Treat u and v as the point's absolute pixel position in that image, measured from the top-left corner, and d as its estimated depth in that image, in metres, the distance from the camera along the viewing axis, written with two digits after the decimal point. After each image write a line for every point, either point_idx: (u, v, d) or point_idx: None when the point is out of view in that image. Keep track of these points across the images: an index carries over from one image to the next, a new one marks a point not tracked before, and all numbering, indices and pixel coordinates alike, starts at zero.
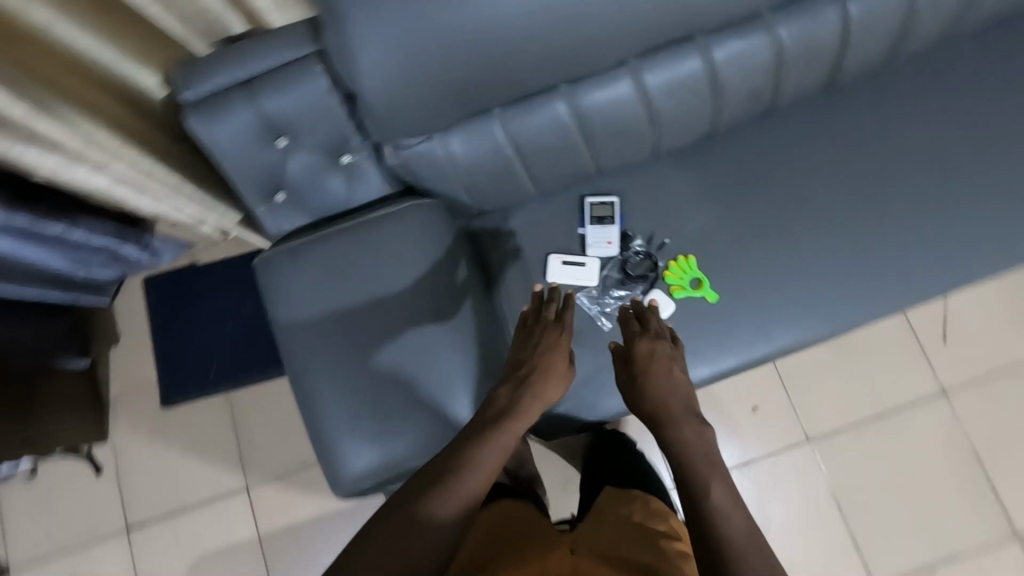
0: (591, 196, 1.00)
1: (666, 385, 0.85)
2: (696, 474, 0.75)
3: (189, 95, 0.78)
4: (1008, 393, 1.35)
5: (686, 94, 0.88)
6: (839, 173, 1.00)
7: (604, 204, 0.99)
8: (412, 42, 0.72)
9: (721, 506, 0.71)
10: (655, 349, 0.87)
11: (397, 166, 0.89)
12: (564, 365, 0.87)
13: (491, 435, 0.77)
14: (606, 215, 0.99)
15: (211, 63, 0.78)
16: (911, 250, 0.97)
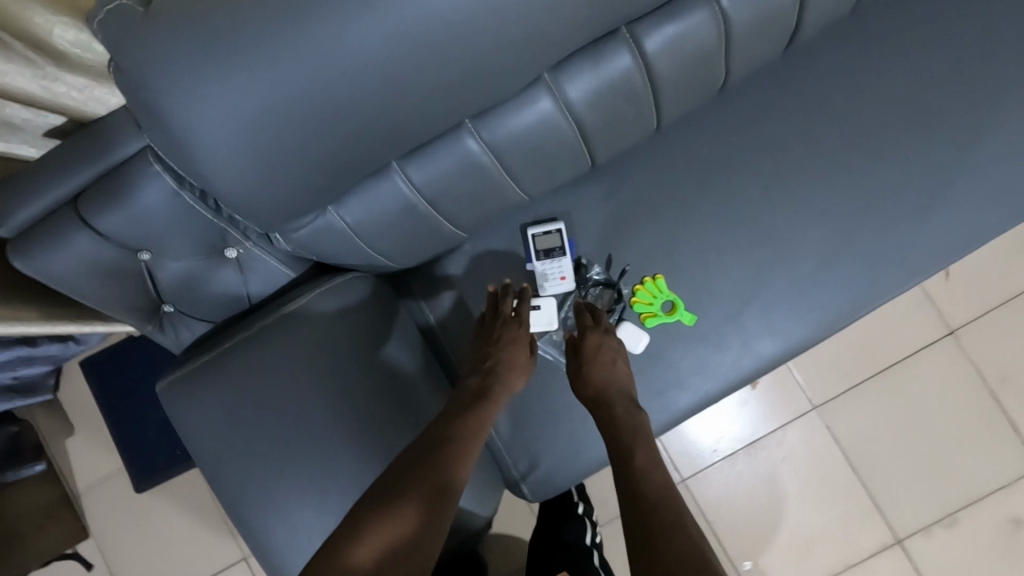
0: (534, 226, 0.86)
1: (608, 368, 0.78)
2: (621, 446, 0.70)
3: (5, 229, 0.63)
4: (1017, 321, 1.27)
5: (622, 96, 0.72)
6: (812, 147, 0.87)
7: (550, 233, 0.86)
8: (262, 123, 0.56)
9: (643, 465, 0.67)
10: (604, 341, 0.80)
11: (295, 250, 0.74)
12: (527, 356, 0.79)
13: (470, 422, 0.70)
14: (554, 245, 0.86)
15: (23, 185, 0.63)
16: (901, 224, 0.86)
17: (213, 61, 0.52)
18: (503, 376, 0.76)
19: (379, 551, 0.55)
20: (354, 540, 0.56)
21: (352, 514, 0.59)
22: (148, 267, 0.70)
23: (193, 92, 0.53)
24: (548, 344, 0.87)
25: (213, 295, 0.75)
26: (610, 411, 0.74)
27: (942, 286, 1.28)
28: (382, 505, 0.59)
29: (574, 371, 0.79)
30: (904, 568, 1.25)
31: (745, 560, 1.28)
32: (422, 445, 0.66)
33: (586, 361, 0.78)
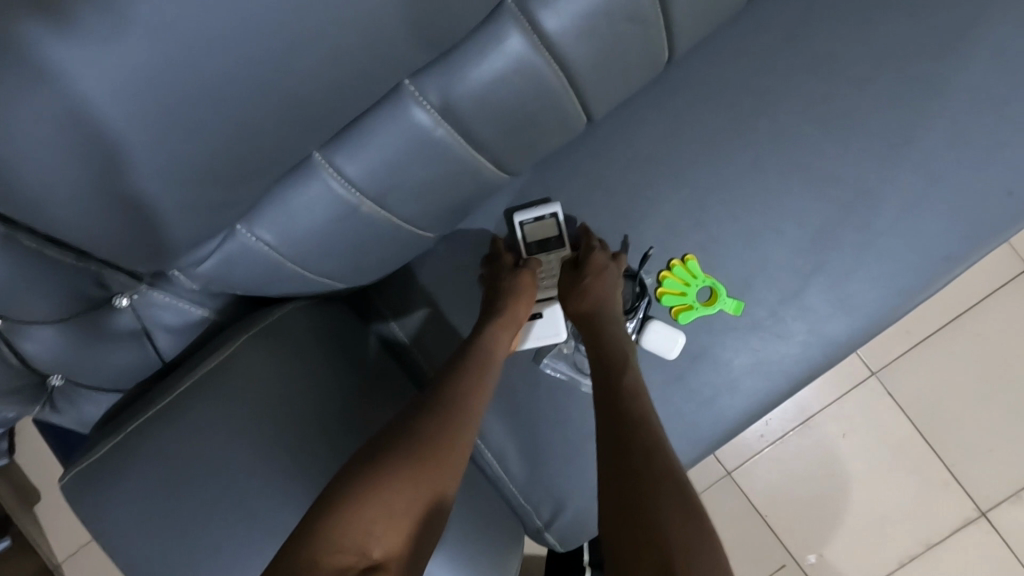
0: (522, 212, 0.68)
1: (606, 292, 0.63)
2: (612, 362, 0.58)
3: None
4: None
5: (619, 21, 0.52)
6: (868, 67, 0.67)
7: (545, 219, 0.68)
8: (89, 123, 0.37)
9: (632, 385, 0.55)
10: (606, 262, 0.64)
11: (206, 287, 0.56)
12: (529, 282, 0.66)
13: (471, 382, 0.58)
14: (550, 233, 0.69)
15: None
16: (994, 153, 0.66)
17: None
18: (500, 310, 0.64)
19: (376, 524, 0.45)
20: (348, 510, 0.44)
21: (344, 476, 0.47)
22: (7, 345, 0.52)
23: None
24: (557, 356, 0.70)
25: (111, 359, 0.57)
26: (603, 331, 0.62)
27: None
28: (379, 468, 0.47)
29: (565, 295, 0.65)
30: (992, 543, 1.09)
31: (809, 554, 1.13)
32: (421, 403, 0.55)
33: (578, 283, 0.64)
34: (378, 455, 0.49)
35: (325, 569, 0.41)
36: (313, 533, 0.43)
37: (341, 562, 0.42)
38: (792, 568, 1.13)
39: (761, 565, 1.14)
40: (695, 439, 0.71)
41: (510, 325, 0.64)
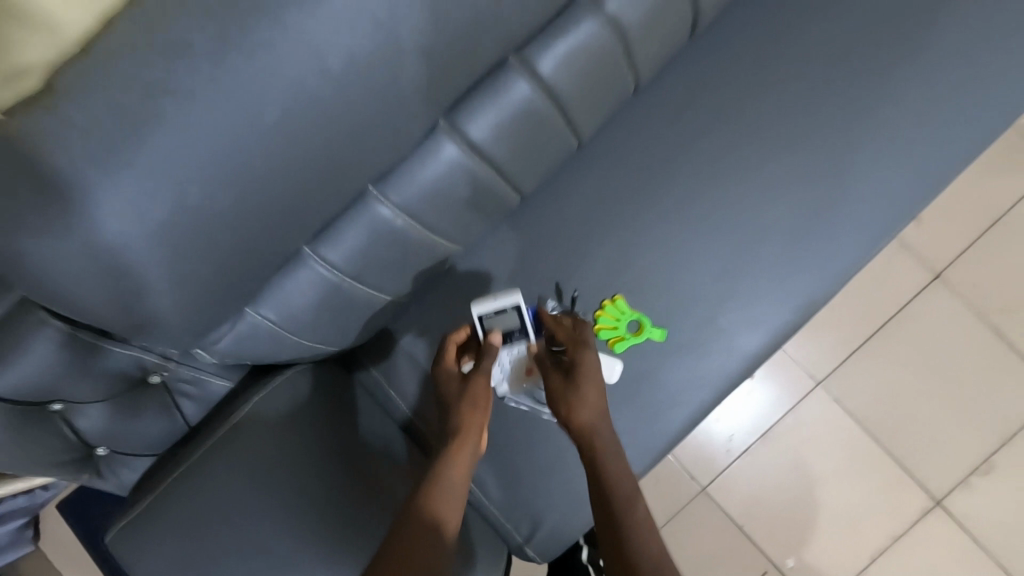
0: (480, 305, 0.73)
1: (598, 405, 0.65)
2: (623, 487, 0.62)
3: None
4: (1006, 250, 1.19)
5: (529, 126, 0.68)
6: (743, 128, 0.81)
7: (506, 311, 0.73)
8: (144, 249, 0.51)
9: (645, 519, 0.62)
10: (595, 368, 0.66)
11: (225, 359, 0.68)
12: (485, 385, 0.67)
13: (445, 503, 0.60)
14: (513, 323, 0.74)
15: None
16: (854, 188, 0.81)
17: (64, 190, 0.45)
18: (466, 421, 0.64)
19: None
20: None
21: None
22: (65, 421, 0.64)
23: (44, 228, 0.47)
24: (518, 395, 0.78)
25: (146, 427, 0.69)
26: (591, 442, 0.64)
27: (920, 230, 1.21)
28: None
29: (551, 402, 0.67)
30: (951, 529, 1.18)
31: (788, 558, 1.21)
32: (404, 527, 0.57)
33: (568, 394, 0.65)
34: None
35: None
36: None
37: None
38: (774, 574, 1.21)
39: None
40: (645, 451, 0.83)
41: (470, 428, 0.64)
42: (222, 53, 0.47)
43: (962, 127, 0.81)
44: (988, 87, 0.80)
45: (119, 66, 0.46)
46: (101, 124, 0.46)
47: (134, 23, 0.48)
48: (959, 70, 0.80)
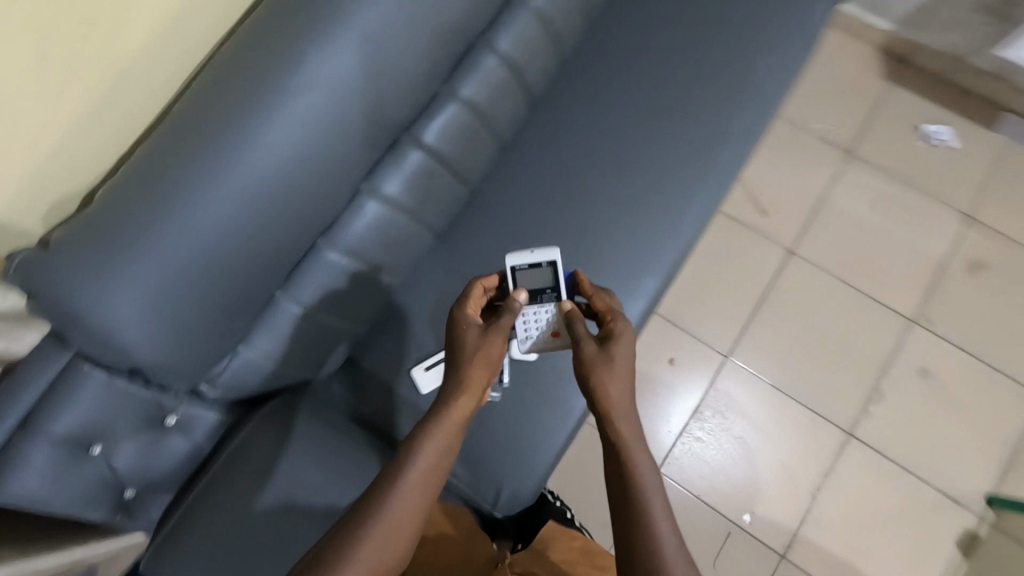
0: (520, 261, 0.92)
1: (624, 390, 0.79)
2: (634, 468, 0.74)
3: (15, 415, 0.73)
4: (832, 221, 1.52)
5: (427, 179, 0.95)
6: (589, 156, 1.09)
7: (544, 268, 0.92)
8: (174, 291, 0.74)
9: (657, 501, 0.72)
10: (625, 350, 0.82)
11: (224, 393, 0.88)
12: (499, 346, 0.81)
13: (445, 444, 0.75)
14: (546, 283, 0.93)
15: (52, 403, 0.73)
16: (680, 181, 1.09)
17: (125, 258, 0.71)
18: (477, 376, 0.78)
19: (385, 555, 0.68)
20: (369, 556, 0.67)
21: (346, 527, 0.69)
22: (104, 462, 0.79)
23: (115, 289, 0.71)
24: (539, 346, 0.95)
25: (167, 463, 0.86)
26: (617, 428, 0.77)
27: (768, 219, 1.52)
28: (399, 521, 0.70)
29: (584, 366, 0.81)
30: (865, 452, 1.38)
31: (744, 514, 1.37)
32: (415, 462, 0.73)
33: (603, 370, 0.80)
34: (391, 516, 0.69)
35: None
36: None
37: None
38: (737, 532, 1.36)
39: (712, 541, 1.36)
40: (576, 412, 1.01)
41: (477, 381, 0.78)
42: (214, 157, 0.73)
43: (742, 126, 1.11)
44: (751, 95, 1.12)
45: (153, 179, 0.73)
46: (143, 216, 0.72)
47: (155, 154, 0.74)
48: (728, 89, 1.12)
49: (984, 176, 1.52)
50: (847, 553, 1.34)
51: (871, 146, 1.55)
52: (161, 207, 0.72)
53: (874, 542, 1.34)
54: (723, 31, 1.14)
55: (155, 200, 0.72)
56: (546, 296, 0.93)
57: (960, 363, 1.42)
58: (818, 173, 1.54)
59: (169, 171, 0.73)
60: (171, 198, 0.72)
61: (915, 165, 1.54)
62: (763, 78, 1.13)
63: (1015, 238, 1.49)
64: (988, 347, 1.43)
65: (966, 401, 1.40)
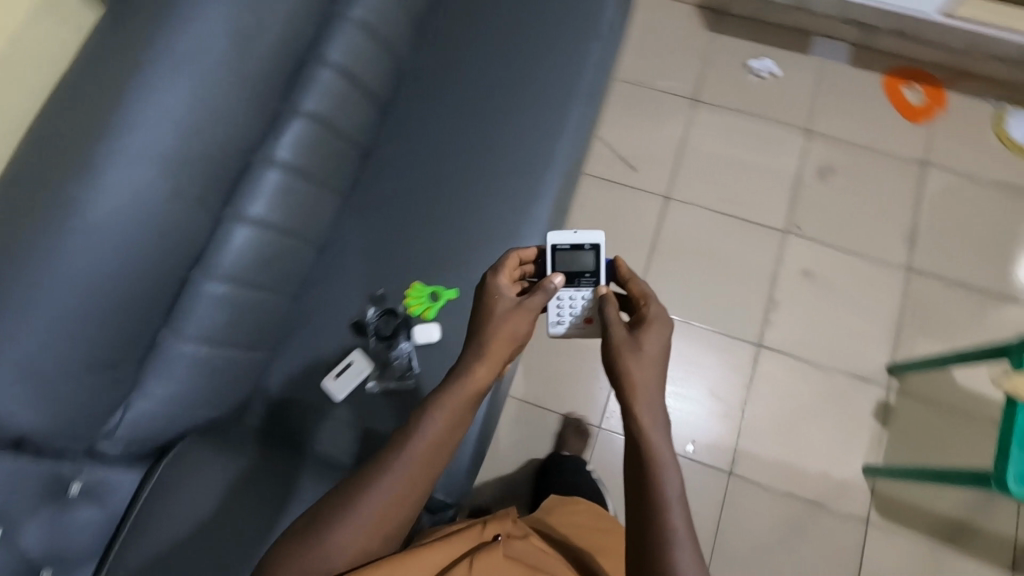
0: (560, 238, 1.01)
1: (648, 377, 0.83)
2: (655, 457, 0.76)
3: None
4: (696, 163, 1.65)
5: (292, 194, 0.98)
6: (447, 143, 1.13)
7: (584, 250, 1.02)
8: (45, 352, 0.73)
9: (676, 487, 0.74)
10: (654, 338, 0.87)
11: (128, 446, 0.86)
12: (525, 322, 0.87)
13: (464, 413, 0.79)
14: (585, 267, 1.03)
15: None
16: (539, 143, 1.14)
17: None
18: (498, 348, 0.83)
19: (390, 516, 0.72)
20: (374, 519, 0.71)
21: (354, 490, 0.73)
22: (9, 545, 0.76)
23: None
24: (571, 330, 1.05)
25: (82, 535, 0.83)
26: (637, 417, 0.79)
27: (640, 173, 1.65)
28: (410, 487, 0.73)
29: (612, 346, 0.87)
30: (776, 358, 1.50)
31: (687, 445, 1.44)
32: (435, 428, 0.76)
33: (629, 355, 0.85)
34: (405, 482, 0.73)
35: (361, 546, 0.71)
36: (304, 557, 0.69)
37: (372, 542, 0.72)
38: (685, 465, 1.43)
39: None
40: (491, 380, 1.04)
41: (496, 351, 0.83)
42: (58, 212, 0.73)
43: (581, 77, 1.18)
44: (583, 46, 1.18)
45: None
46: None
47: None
48: (562, 51, 1.18)
49: (813, 93, 1.70)
50: (785, 453, 1.44)
51: (712, 91, 1.71)
52: (12, 272, 0.72)
53: (805, 434, 1.45)
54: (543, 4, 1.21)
55: (5, 267, 0.72)
56: (583, 280, 1.03)
57: (836, 257, 1.57)
58: (672, 124, 1.68)
59: (15, 236, 0.73)
60: (23, 261, 0.72)
61: (754, 98, 1.70)
62: (589, 28, 1.19)
63: (852, 140, 1.66)
64: (854, 237, 1.58)
65: (850, 289, 1.55)
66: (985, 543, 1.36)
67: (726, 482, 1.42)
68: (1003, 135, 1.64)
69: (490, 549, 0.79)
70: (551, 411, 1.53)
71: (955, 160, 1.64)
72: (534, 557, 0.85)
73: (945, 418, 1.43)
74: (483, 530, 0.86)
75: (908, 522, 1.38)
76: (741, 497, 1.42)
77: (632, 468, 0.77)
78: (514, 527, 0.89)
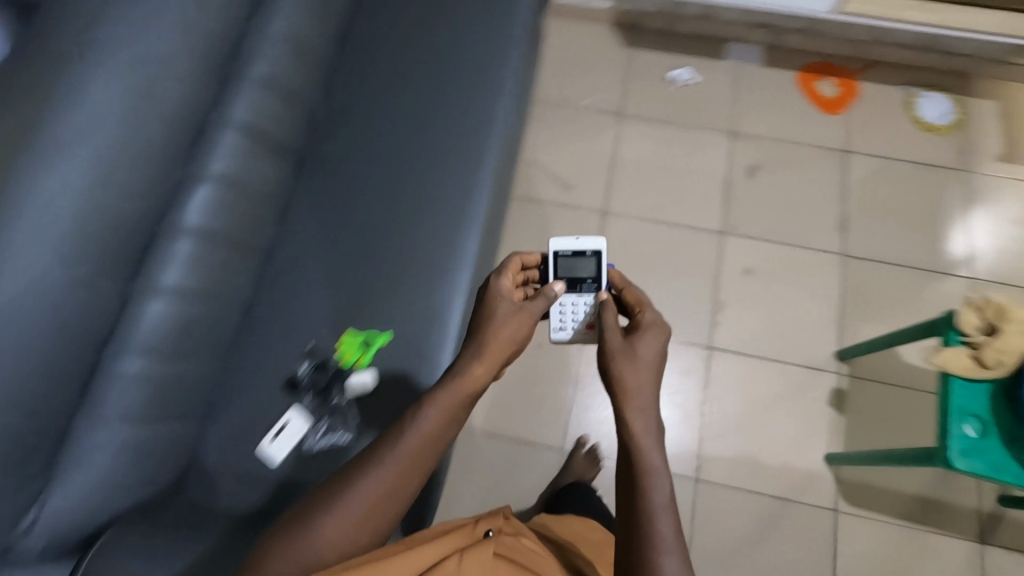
0: (561, 247, 1.04)
1: (643, 383, 0.83)
2: (647, 465, 0.76)
3: None
4: (629, 175, 1.68)
5: (206, 260, 0.96)
6: (366, 187, 1.13)
7: (587, 256, 1.05)
8: None
9: (665, 496, 0.75)
10: (649, 343, 0.88)
11: (48, 545, 0.82)
12: (525, 324, 0.90)
13: (459, 412, 0.83)
14: (586, 273, 1.06)
15: None
16: (458, 176, 1.13)
17: None
18: (496, 349, 0.86)
19: (378, 508, 0.77)
20: (364, 510, 0.76)
21: (349, 481, 0.78)
22: None
23: None
24: (574, 335, 1.07)
25: None
26: (628, 422, 0.79)
27: (575, 191, 1.67)
28: (400, 482, 0.78)
29: (605, 351, 0.88)
30: (728, 358, 1.51)
31: None
32: (430, 423, 0.81)
33: (622, 361, 0.85)
34: (397, 475, 0.78)
35: (348, 536, 0.75)
36: (296, 546, 0.74)
37: (359, 533, 0.76)
38: None
39: None
40: None
41: (493, 352, 0.86)
42: None
43: (496, 105, 1.18)
44: (494, 76, 1.19)
45: None
46: None
47: None
48: (472, 83, 1.18)
49: (733, 95, 1.75)
50: (747, 451, 1.44)
51: (636, 103, 1.75)
52: None
53: (765, 431, 1.46)
54: (449, 39, 1.21)
55: None
56: (585, 287, 1.06)
57: (774, 251, 1.60)
58: (602, 140, 1.71)
59: None
60: None
61: (677, 106, 1.75)
62: (496, 58, 1.20)
63: (775, 136, 1.71)
64: (789, 230, 1.62)
65: (792, 281, 1.58)
66: (951, 517, 1.37)
67: (694, 488, 1.42)
68: (916, 118, 1.71)
69: (479, 545, 0.75)
70: (514, 439, 1.51)
71: (875, 147, 1.69)
72: (526, 553, 0.79)
73: (896, 397, 1.46)
74: (475, 528, 0.82)
75: (874, 505, 1.39)
76: (710, 502, 1.41)
77: (623, 475, 0.78)
78: (506, 526, 0.85)
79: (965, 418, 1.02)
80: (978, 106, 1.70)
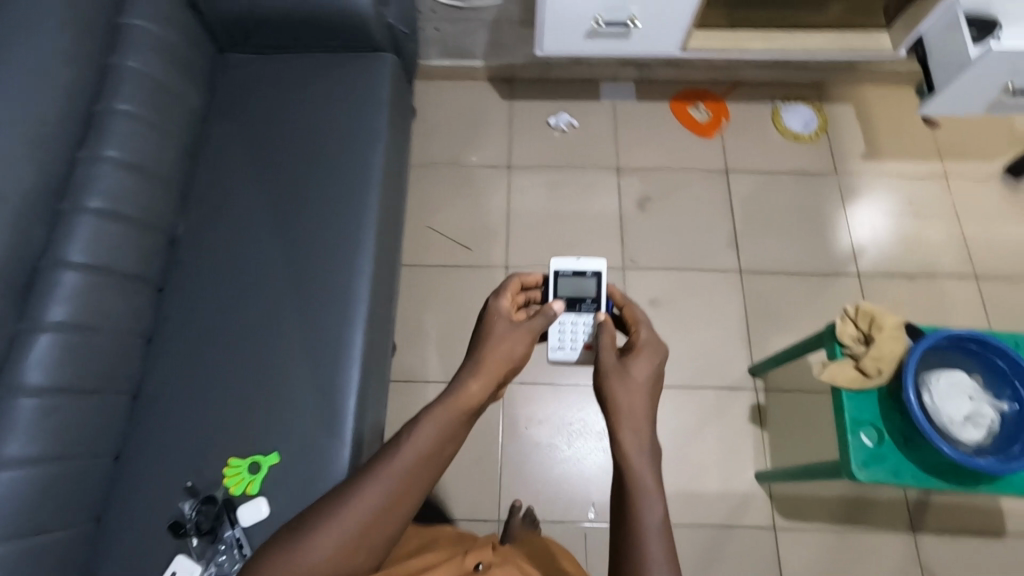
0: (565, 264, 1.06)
1: (637, 403, 0.81)
2: (637, 484, 0.74)
3: None
4: (525, 225, 1.69)
5: (57, 416, 0.88)
6: (236, 300, 1.08)
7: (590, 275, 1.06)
8: None
9: (659, 514, 0.72)
10: (646, 361, 0.86)
11: None
12: (524, 338, 0.88)
13: (458, 431, 0.80)
14: (586, 293, 1.06)
15: None
16: (333, 273, 1.10)
17: None
18: (494, 363, 0.84)
19: (372, 530, 0.73)
20: (358, 533, 0.73)
21: (345, 502, 0.74)
22: None
23: None
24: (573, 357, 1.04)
25: None
26: (619, 438, 0.78)
27: (474, 250, 1.66)
28: (395, 503, 0.75)
29: (600, 370, 0.86)
30: None
31: None
32: (428, 440, 0.77)
33: (616, 381, 0.83)
34: (392, 494, 0.74)
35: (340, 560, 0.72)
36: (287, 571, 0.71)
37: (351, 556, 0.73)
38: None
39: (575, 546, 1.44)
40: None
41: (491, 367, 0.83)
42: None
43: (365, 193, 1.16)
44: (358, 163, 1.18)
45: None
46: None
47: None
48: (337, 176, 1.17)
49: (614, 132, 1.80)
50: (681, 483, 1.44)
51: (522, 153, 1.78)
52: None
53: (695, 459, 1.46)
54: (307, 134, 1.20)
55: None
56: (585, 306, 1.05)
57: (675, 278, 1.64)
58: (494, 195, 1.73)
59: None
60: None
61: (561, 151, 1.78)
62: (357, 144, 1.19)
63: (658, 166, 1.77)
64: (686, 255, 1.66)
65: (697, 304, 1.61)
66: (879, 514, 1.41)
67: None
68: (785, 129, 1.80)
69: None
70: (449, 517, 1.45)
71: (752, 162, 1.77)
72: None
73: (812, 403, 1.49)
74: (464, 558, 0.78)
75: (809, 515, 1.41)
76: None
77: (616, 491, 0.77)
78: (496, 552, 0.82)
79: (861, 428, 1.05)
80: (836, 111, 1.82)
